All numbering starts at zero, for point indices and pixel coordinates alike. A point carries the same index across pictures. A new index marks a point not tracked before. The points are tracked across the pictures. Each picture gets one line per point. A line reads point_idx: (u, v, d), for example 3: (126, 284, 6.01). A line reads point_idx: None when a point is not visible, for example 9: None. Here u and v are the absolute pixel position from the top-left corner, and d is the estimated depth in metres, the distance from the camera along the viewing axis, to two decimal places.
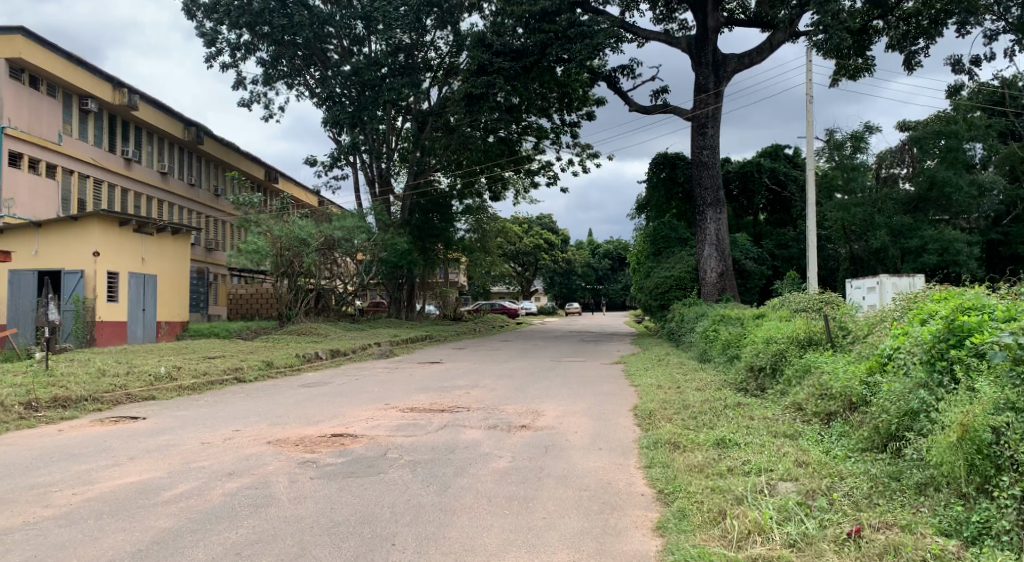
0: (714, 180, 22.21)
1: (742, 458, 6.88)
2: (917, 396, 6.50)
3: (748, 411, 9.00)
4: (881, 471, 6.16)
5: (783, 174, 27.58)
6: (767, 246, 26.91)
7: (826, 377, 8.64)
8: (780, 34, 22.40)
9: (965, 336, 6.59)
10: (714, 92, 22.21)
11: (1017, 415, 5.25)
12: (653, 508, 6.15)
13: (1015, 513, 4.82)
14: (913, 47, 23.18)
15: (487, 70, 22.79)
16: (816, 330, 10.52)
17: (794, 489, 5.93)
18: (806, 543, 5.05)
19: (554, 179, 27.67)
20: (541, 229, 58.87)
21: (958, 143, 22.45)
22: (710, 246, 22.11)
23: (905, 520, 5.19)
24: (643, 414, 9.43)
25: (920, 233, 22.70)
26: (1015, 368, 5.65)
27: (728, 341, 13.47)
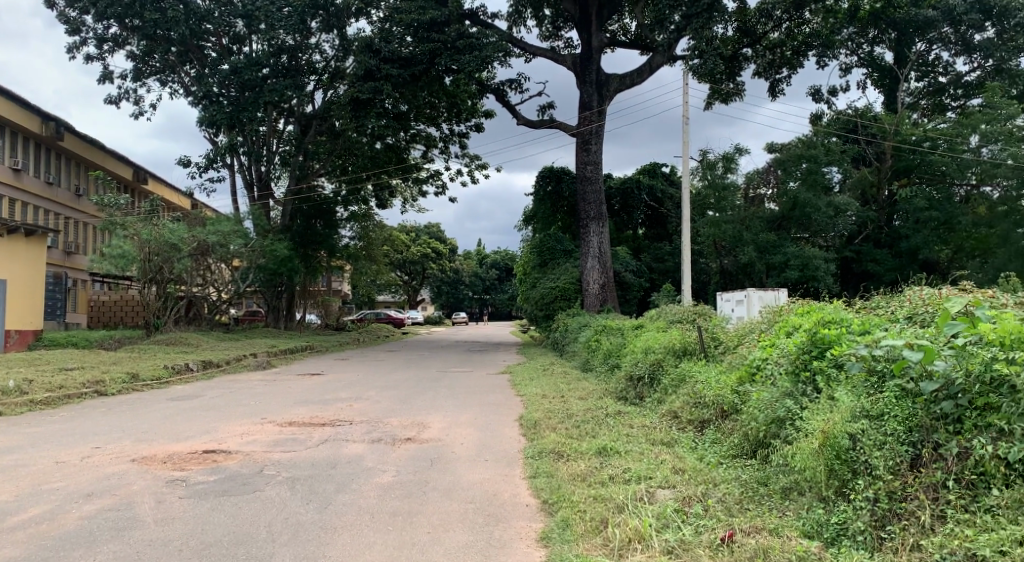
0: (598, 195, 22.80)
1: (623, 466, 7.06)
2: (783, 404, 6.92)
3: (627, 419, 9.29)
4: (751, 478, 6.49)
5: (660, 192, 28.73)
6: (645, 259, 27.92)
7: (700, 386, 9.04)
8: (659, 57, 23.30)
9: (825, 348, 7.11)
10: (598, 110, 22.87)
11: (872, 423, 5.62)
12: (538, 518, 6.20)
13: (869, 514, 5.16)
14: (777, 76, 24.54)
15: (374, 75, 22.39)
16: (690, 340, 10.96)
17: (672, 496, 6.14)
18: (683, 549, 5.22)
19: (442, 189, 27.56)
20: (429, 238, 58.46)
21: (816, 167, 24.24)
22: (593, 258, 22.66)
23: (772, 524, 5.48)
24: (528, 423, 9.49)
25: (783, 250, 24.17)
26: (870, 379, 6.07)
27: (609, 351, 13.85)
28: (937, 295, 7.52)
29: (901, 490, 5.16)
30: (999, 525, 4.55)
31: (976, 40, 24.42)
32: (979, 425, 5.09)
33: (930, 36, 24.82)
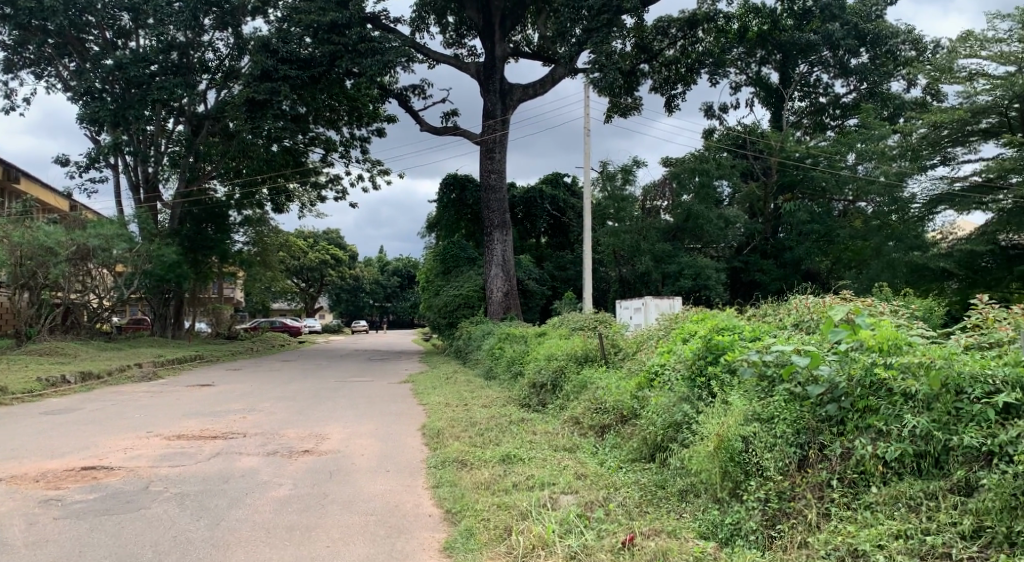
0: (501, 203, 22.92)
1: (526, 473, 7.08)
2: (680, 409, 7.14)
3: (530, 426, 9.34)
4: (649, 481, 6.64)
5: (562, 202, 29.15)
6: (548, 268, 28.29)
7: (601, 391, 9.21)
8: (561, 69, 23.68)
9: (719, 353, 7.39)
10: (501, 119, 23.01)
11: (763, 425, 5.88)
12: (441, 529, 6.11)
13: (760, 514, 5.37)
14: (672, 92, 25.38)
15: (271, 76, 21.70)
16: (592, 346, 11.16)
17: (575, 501, 6.21)
18: (586, 554, 5.26)
19: (342, 193, 27.01)
20: (329, 244, 57.16)
21: (708, 180, 25.15)
22: (497, 266, 22.75)
23: (670, 526, 5.61)
24: (431, 433, 9.37)
25: (677, 260, 25.02)
26: (761, 383, 6.36)
27: (512, 358, 13.91)
28: (821, 303, 7.95)
29: (790, 490, 5.38)
30: (877, 520, 4.77)
31: (853, 64, 26.09)
32: (860, 425, 5.37)
33: (811, 58, 26.37)
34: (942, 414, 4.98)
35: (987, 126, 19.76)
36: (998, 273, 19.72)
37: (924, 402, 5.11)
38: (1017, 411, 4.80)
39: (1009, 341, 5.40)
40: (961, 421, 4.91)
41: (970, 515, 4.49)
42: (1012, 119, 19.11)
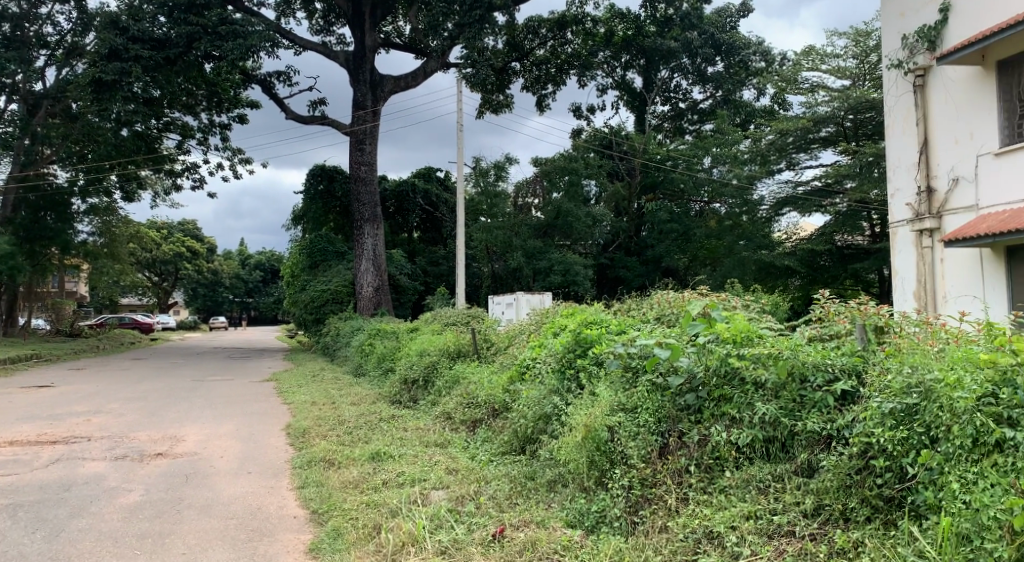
0: (372, 196, 22.50)
1: (397, 470, 6.98)
2: (550, 401, 7.30)
3: (401, 422, 9.22)
4: (519, 472, 6.73)
5: (434, 196, 28.96)
6: (420, 263, 28.07)
7: (473, 386, 9.24)
8: (433, 63, 23.51)
9: (587, 346, 7.61)
10: (372, 110, 22.55)
11: (627, 415, 6.14)
12: (308, 530, 5.91)
13: (623, 501, 5.58)
14: (543, 91, 25.75)
15: (120, 55, 20.19)
16: (464, 342, 11.17)
17: (445, 496, 6.20)
18: (456, 548, 5.25)
19: (200, 182, 25.54)
20: (184, 236, 54.04)
21: (577, 179, 25.72)
22: (367, 261, 22.33)
23: (539, 517, 5.72)
24: (295, 432, 9.05)
25: (548, 256, 25.46)
26: (626, 374, 6.61)
27: (383, 355, 13.69)
28: (681, 298, 8.34)
29: (651, 477, 5.61)
30: (730, 502, 5.03)
31: (709, 72, 27.69)
32: (715, 413, 5.69)
33: (671, 65, 27.63)
34: (788, 401, 5.33)
35: (827, 134, 21.39)
36: (834, 271, 21.45)
37: (773, 390, 5.44)
38: (852, 397, 5.19)
39: (846, 333, 5.82)
40: (804, 407, 5.26)
41: (812, 494, 4.71)
42: (847, 129, 20.75)
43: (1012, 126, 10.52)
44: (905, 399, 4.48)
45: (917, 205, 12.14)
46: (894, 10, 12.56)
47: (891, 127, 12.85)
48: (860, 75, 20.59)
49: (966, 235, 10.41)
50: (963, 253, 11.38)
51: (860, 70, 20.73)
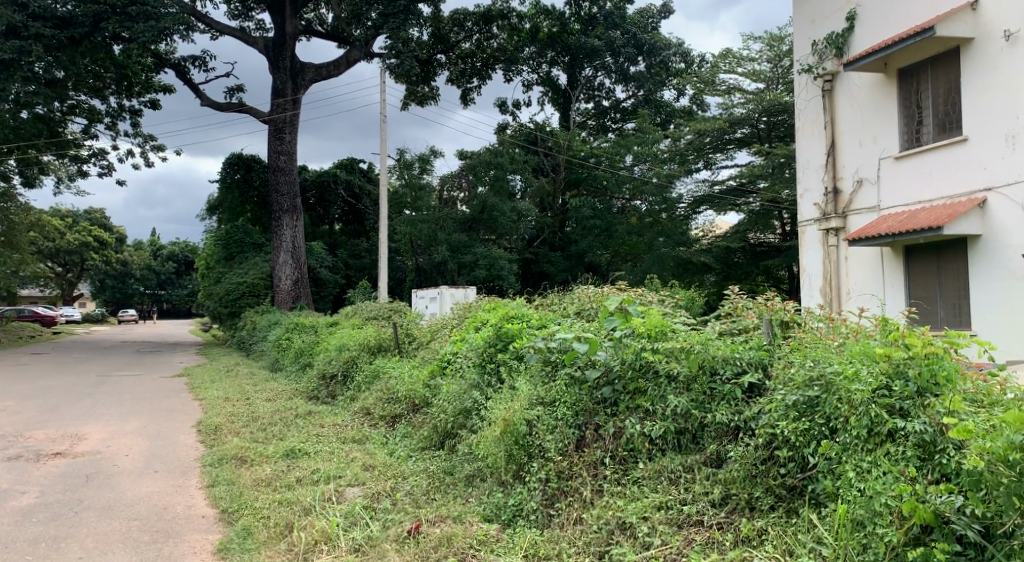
0: (291, 186, 21.96)
1: (311, 467, 6.84)
2: (470, 395, 7.29)
3: (318, 418, 9.03)
4: (438, 468, 6.69)
5: (357, 188, 28.49)
6: (342, 256, 27.58)
7: (393, 381, 9.12)
8: (356, 52, 23.09)
9: (508, 341, 7.63)
10: (292, 98, 21.99)
11: (545, 410, 6.21)
12: (216, 530, 5.70)
13: (540, 494, 5.63)
14: (468, 85, 25.69)
15: (20, 33, 19.04)
16: (385, 336, 11.02)
17: (361, 493, 6.11)
18: (370, 545, 5.18)
19: (108, 169, 24.37)
20: (90, 225, 51.53)
21: (502, 174, 25.69)
22: (286, 253, 21.82)
23: (456, 512, 5.70)
24: (207, 429, 8.74)
25: (472, 250, 25.38)
26: (546, 368, 6.68)
27: (301, 349, 13.37)
28: (601, 293, 8.45)
29: (568, 469, 5.68)
30: (642, 493, 5.13)
31: (632, 71, 28.08)
32: (630, 406, 5.81)
33: (595, 63, 27.96)
34: (699, 393, 5.46)
35: (742, 135, 22.06)
36: (747, 267, 22.24)
37: (685, 383, 5.58)
38: (758, 389, 5.35)
39: (754, 328, 6.03)
40: (714, 399, 5.41)
41: (720, 484, 4.85)
42: (761, 130, 21.48)
43: (910, 131, 11.11)
44: (807, 392, 4.64)
45: (823, 205, 12.68)
46: (806, 17, 13.08)
47: (801, 130, 13.37)
48: (773, 79, 21.36)
49: (869, 234, 10.95)
50: (866, 252, 11.95)
51: (774, 74, 21.50)
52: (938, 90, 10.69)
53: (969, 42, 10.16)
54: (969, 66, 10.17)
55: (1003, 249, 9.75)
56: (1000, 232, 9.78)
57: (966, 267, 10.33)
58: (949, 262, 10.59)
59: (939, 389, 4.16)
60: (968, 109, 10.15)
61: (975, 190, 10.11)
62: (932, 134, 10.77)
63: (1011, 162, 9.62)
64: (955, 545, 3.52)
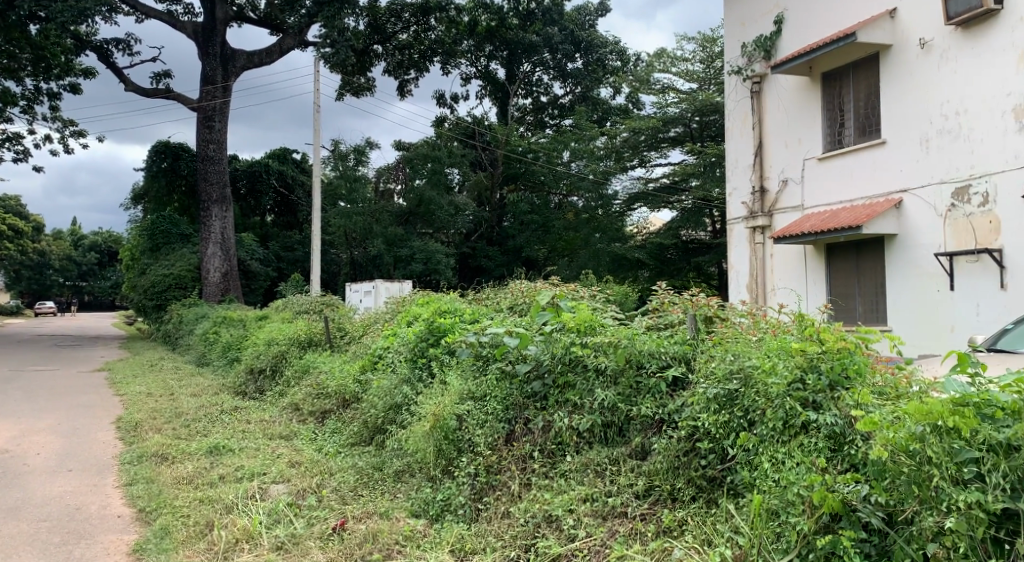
0: (220, 176, 21.36)
1: (235, 464, 6.68)
2: (400, 390, 7.23)
3: (245, 414, 8.82)
4: (366, 463, 6.62)
5: (290, 178, 27.92)
6: (273, 248, 26.99)
7: (323, 376, 8.98)
8: (289, 39, 22.58)
9: (440, 335, 7.61)
10: (222, 85, 21.38)
11: (475, 404, 6.23)
12: (132, 530, 5.50)
13: (468, 489, 5.62)
14: (405, 76, 25.45)
15: None
16: (316, 331, 10.84)
17: (286, 490, 6.02)
18: (293, 543, 5.10)
19: (24, 154, 23.29)
20: (5, 212, 49.16)
21: (440, 167, 25.33)
22: (214, 245, 21.24)
23: (382, 508, 5.65)
24: (127, 426, 8.44)
25: (409, 244, 25.14)
26: (477, 363, 6.68)
27: (229, 343, 13.05)
28: (534, 287, 8.48)
29: (497, 464, 5.70)
30: (568, 486, 5.17)
31: (569, 68, 28.29)
32: (559, 400, 5.87)
33: (533, 59, 28.09)
34: (626, 387, 5.56)
35: (676, 134, 22.46)
36: (679, 264, 22.70)
37: (612, 377, 5.67)
38: (682, 383, 5.45)
39: (679, 322, 6.16)
40: (640, 392, 5.50)
41: (644, 477, 4.96)
42: (694, 130, 21.95)
43: (833, 133, 11.50)
44: (727, 385, 4.77)
45: (751, 203, 13.03)
46: (736, 20, 13.39)
47: (731, 129, 13.69)
48: (706, 80, 21.81)
49: (793, 232, 11.29)
50: (791, 250, 12.33)
51: (707, 74, 21.96)
52: (859, 94, 11.09)
53: (888, 49, 10.57)
54: (887, 72, 10.58)
55: (917, 248, 10.19)
56: (914, 232, 10.22)
57: (883, 265, 10.75)
58: (867, 260, 11.00)
59: (850, 382, 4.31)
60: (887, 114, 10.57)
61: (892, 191, 10.53)
62: (853, 136, 11.17)
63: (924, 164, 10.06)
64: (861, 532, 3.60)
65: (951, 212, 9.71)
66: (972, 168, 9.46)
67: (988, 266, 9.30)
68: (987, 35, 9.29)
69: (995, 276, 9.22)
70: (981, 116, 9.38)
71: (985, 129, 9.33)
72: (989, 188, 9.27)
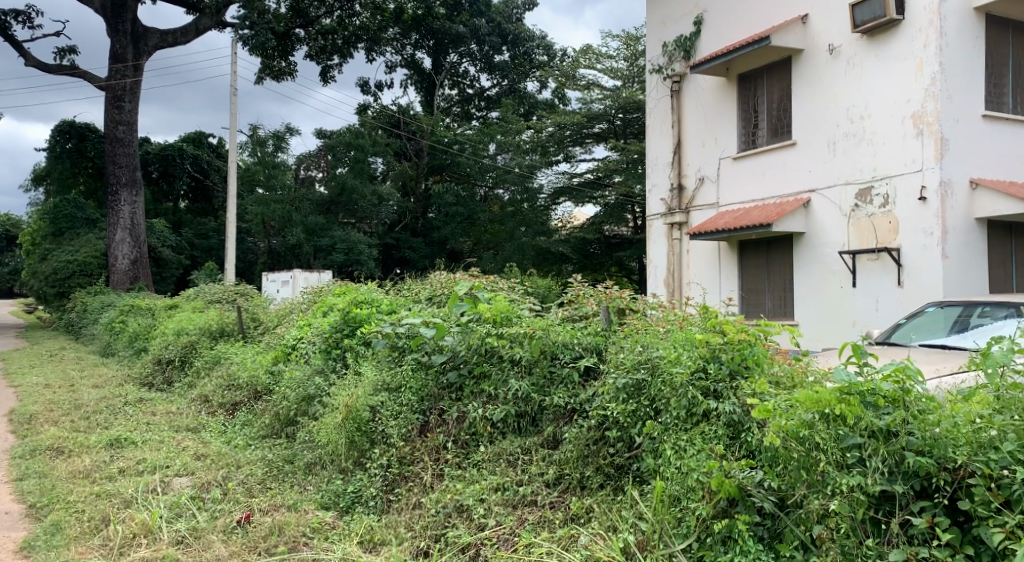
0: (130, 158, 20.46)
1: (136, 457, 6.43)
2: (313, 382, 7.12)
3: (150, 406, 8.50)
4: (277, 456, 6.48)
5: (206, 163, 27.00)
6: (187, 235, 26.04)
7: (235, 367, 8.74)
8: (206, 19, 21.76)
9: (355, 326, 7.51)
10: (133, 64, 20.47)
11: (390, 396, 6.18)
12: (21, 527, 5.21)
13: (380, 480, 5.57)
14: (328, 62, 24.90)
15: None
16: (228, 321, 10.53)
17: (189, 483, 5.85)
18: (194, 537, 4.94)
19: None
20: None
21: (363, 155, 24.96)
22: (123, 230, 20.35)
23: (291, 500, 5.55)
24: (20, 418, 8.01)
25: (330, 233, 24.65)
26: (393, 353, 6.61)
27: (135, 333, 12.55)
28: (453, 279, 8.45)
29: (410, 455, 5.67)
30: (481, 476, 5.18)
31: (496, 60, 28.31)
32: (474, 391, 5.87)
33: (460, 50, 27.95)
34: (539, 376, 5.61)
35: (599, 130, 22.92)
36: (601, 258, 23.16)
37: (526, 367, 5.71)
38: (594, 373, 5.55)
39: (593, 314, 6.27)
40: (552, 382, 5.56)
41: (555, 465, 5.02)
42: (618, 127, 22.39)
43: (747, 133, 11.87)
44: (634, 375, 4.88)
45: (669, 200, 13.33)
46: (657, 19, 13.66)
47: (651, 127, 13.96)
48: (630, 77, 22.20)
49: (708, 229, 11.59)
50: (706, 246, 12.68)
51: (630, 72, 22.36)
52: (772, 96, 11.49)
53: (800, 54, 10.98)
54: (798, 76, 10.99)
55: (822, 246, 10.64)
56: (820, 231, 10.67)
57: (791, 262, 11.18)
58: (777, 257, 11.42)
59: (748, 371, 4.46)
60: (797, 116, 11.00)
61: (800, 191, 10.95)
62: (766, 137, 11.56)
63: (830, 166, 10.51)
64: (755, 516, 3.73)
65: (854, 212, 10.18)
66: (874, 171, 9.93)
67: (887, 264, 9.78)
68: (890, 44, 9.76)
69: (892, 274, 9.71)
70: (883, 121, 9.85)
71: (886, 133, 9.80)
72: (889, 190, 9.76)
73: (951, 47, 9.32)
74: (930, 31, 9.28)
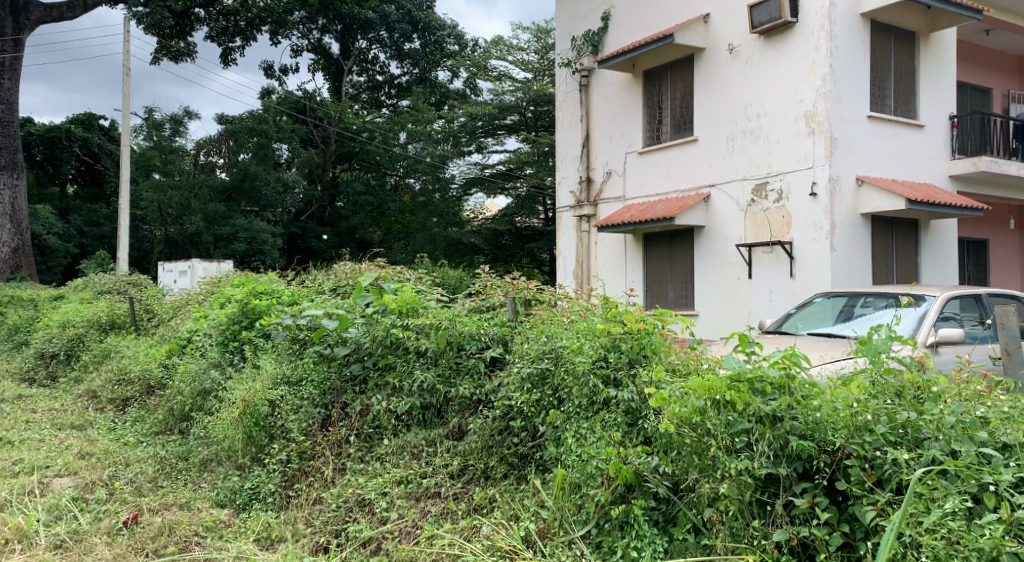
0: (10, 139, 19.12)
1: (11, 458, 6.02)
2: (209, 376, 6.86)
3: (30, 404, 7.97)
4: (170, 453, 6.20)
5: (96, 146, 25.50)
6: (76, 222, 24.57)
7: (125, 361, 8.32)
8: None
9: (254, 317, 7.26)
10: (12, 38, 19.13)
11: (290, 389, 6.00)
12: None
13: (278, 476, 5.39)
14: (230, 44, 23.94)
15: None
16: (120, 313, 10.01)
17: (71, 484, 5.53)
18: (75, 540, 4.67)
19: None
20: None
21: (267, 142, 24.03)
22: (3, 216, 19.03)
23: (183, 499, 5.33)
24: None
25: (232, 221, 23.77)
26: (293, 346, 6.44)
27: (15, 326, 11.76)
28: (358, 269, 8.31)
29: (310, 449, 5.52)
30: (383, 469, 5.11)
31: (407, 48, 27.95)
32: (378, 383, 5.78)
33: (369, 36, 27.46)
34: (445, 368, 5.57)
35: (511, 122, 23.47)
36: (513, 249, 23.75)
37: (431, 359, 5.64)
38: (499, 363, 5.57)
39: (500, 305, 6.27)
40: (459, 373, 5.54)
41: (458, 456, 4.99)
42: (528, 118, 23.05)
43: (652, 129, 12.15)
44: (539, 365, 4.92)
45: (578, 193, 13.51)
46: (566, 13, 13.80)
47: (560, 120, 14.09)
48: (540, 70, 22.51)
49: (614, 221, 11.80)
50: (612, 238, 12.92)
51: (540, 65, 22.70)
52: (675, 93, 11.79)
53: (702, 52, 11.30)
54: (700, 74, 11.32)
55: (722, 239, 11.03)
56: (719, 224, 11.06)
57: (692, 255, 11.53)
58: (679, 249, 11.75)
59: (646, 360, 4.56)
60: (699, 112, 11.33)
61: (702, 186, 11.29)
62: (670, 132, 11.87)
63: (729, 161, 10.88)
64: (651, 501, 3.86)
65: (751, 206, 10.59)
66: (769, 167, 10.36)
67: (780, 256, 10.22)
68: (785, 45, 10.18)
69: (785, 266, 10.15)
70: (778, 119, 10.27)
71: (781, 131, 10.23)
72: (783, 185, 10.20)
73: (840, 50, 9.80)
74: (821, 34, 9.73)
